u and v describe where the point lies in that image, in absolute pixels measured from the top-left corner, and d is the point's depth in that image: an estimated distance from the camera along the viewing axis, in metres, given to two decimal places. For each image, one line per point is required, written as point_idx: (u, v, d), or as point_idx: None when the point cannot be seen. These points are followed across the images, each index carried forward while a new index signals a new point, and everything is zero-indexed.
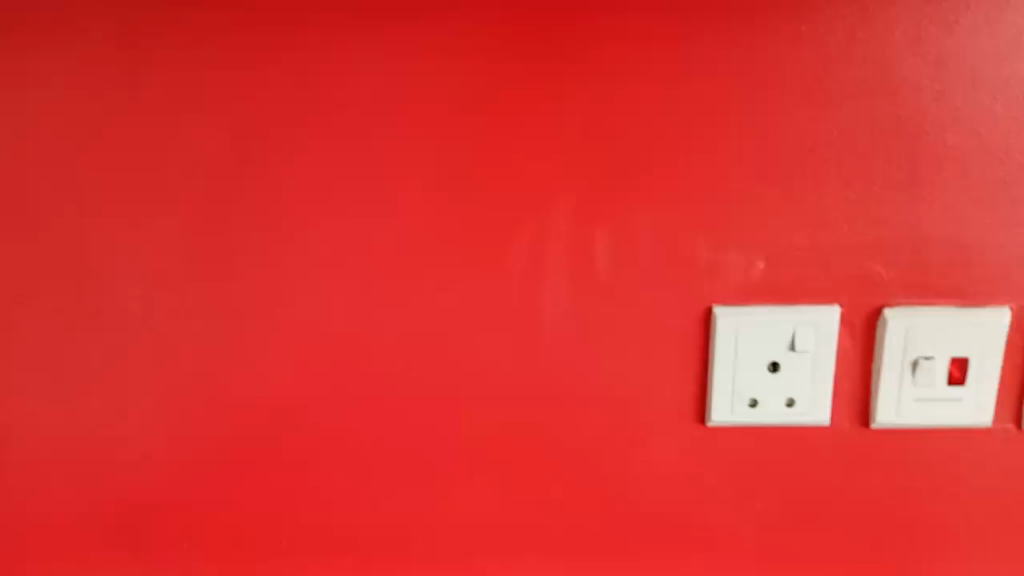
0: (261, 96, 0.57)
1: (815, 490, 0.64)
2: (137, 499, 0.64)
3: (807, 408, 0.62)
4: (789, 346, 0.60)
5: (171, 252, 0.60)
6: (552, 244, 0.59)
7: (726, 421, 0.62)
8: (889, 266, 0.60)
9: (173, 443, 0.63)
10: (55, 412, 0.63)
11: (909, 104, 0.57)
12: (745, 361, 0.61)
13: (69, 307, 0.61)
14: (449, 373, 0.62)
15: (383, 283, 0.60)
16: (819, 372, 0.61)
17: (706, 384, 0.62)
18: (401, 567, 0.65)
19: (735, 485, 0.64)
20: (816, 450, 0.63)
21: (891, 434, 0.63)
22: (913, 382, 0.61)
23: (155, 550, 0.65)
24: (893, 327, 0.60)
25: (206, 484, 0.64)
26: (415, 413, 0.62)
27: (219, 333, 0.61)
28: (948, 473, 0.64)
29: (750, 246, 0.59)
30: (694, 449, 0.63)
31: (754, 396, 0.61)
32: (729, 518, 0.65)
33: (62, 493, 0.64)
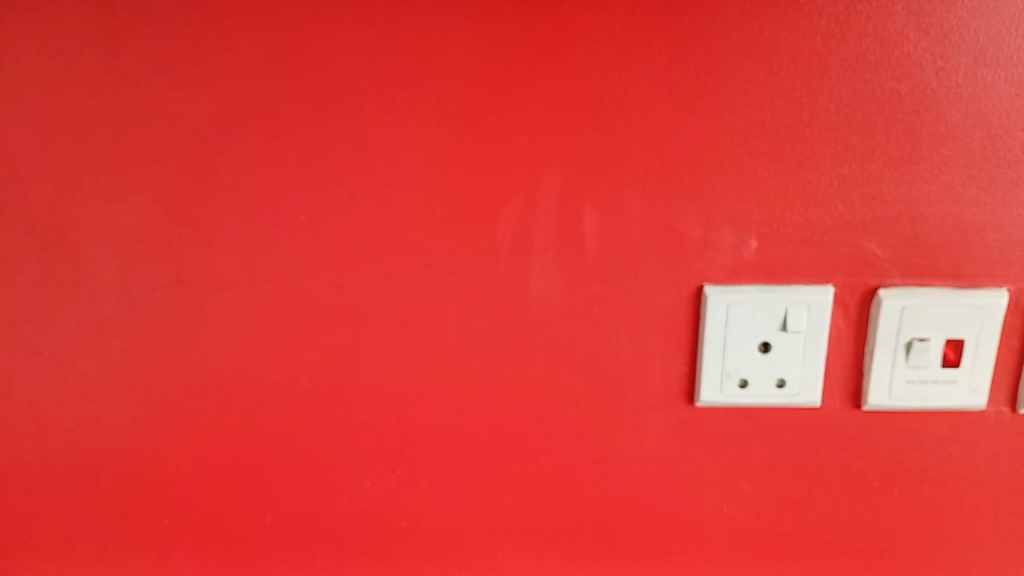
0: (243, 66, 0.56)
1: (804, 471, 0.64)
2: (121, 472, 0.64)
3: (797, 390, 0.61)
4: (780, 326, 0.59)
5: (152, 225, 0.58)
6: (540, 220, 0.58)
7: (716, 401, 0.61)
8: (885, 246, 0.59)
9: (157, 416, 0.63)
10: (37, 386, 0.62)
11: (909, 80, 0.56)
12: (735, 341, 0.60)
13: (47, 281, 0.60)
14: (435, 350, 0.61)
15: (369, 258, 0.59)
16: (810, 353, 0.60)
17: (696, 363, 0.61)
18: (388, 541, 0.65)
19: (723, 465, 0.63)
20: (806, 431, 0.63)
21: (882, 416, 0.62)
22: (906, 364, 0.60)
23: (142, 521, 0.65)
24: (887, 308, 0.59)
25: (191, 459, 0.64)
26: (401, 390, 0.62)
27: (202, 307, 0.60)
28: (940, 455, 0.63)
29: (743, 224, 0.58)
30: (683, 429, 0.63)
31: (744, 377, 0.61)
32: (716, 498, 0.64)
33: (46, 465, 0.64)
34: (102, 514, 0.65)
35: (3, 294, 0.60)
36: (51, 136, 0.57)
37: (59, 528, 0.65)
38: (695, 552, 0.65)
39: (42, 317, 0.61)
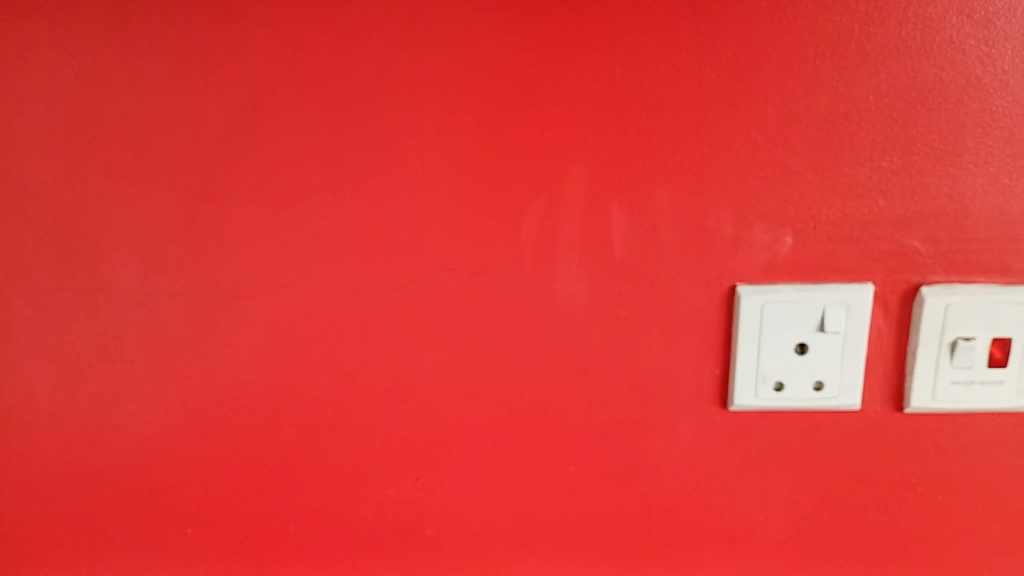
0: (259, 66, 0.54)
1: (843, 477, 0.61)
2: (142, 482, 0.63)
3: (837, 393, 0.59)
4: (817, 327, 0.57)
5: (170, 230, 0.58)
6: (565, 219, 0.56)
7: (750, 405, 0.59)
8: (927, 242, 0.56)
9: (178, 424, 0.62)
10: (57, 394, 0.62)
11: (951, 67, 0.53)
12: (770, 343, 0.58)
13: (66, 288, 0.59)
14: (458, 354, 0.59)
15: (389, 261, 0.57)
16: (849, 354, 0.58)
17: (729, 365, 0.59)
18: (412, 550, 0.64)
19: (758, 471, 0.61)
20: (845, 435, 0.60)
21: (925, 419, 0.59)
22: (951, 364, 0.57)
23: (164, 529, 0.64)
24: (930, 307, 0.56)
25: (213, 467, 0.63)
26: (425, 396, 0.60)
27: (221, 312, 0.59)
28: (987, 459, 0.60)
29: (777, 221, 0.56)
30: (715, 433, 0.60)
31: (780, 379, 0.58)
32: (750, 504, 0.62)
33: (67, 474, 0.63)
34: (124, 523, 0.64)
35: (21, 301, 0.60)
36: (67, 141, 0.56)
37: (81, 537, 0.65)
38: (728, 562, 0.63)
39: (61, 324, 0.60)
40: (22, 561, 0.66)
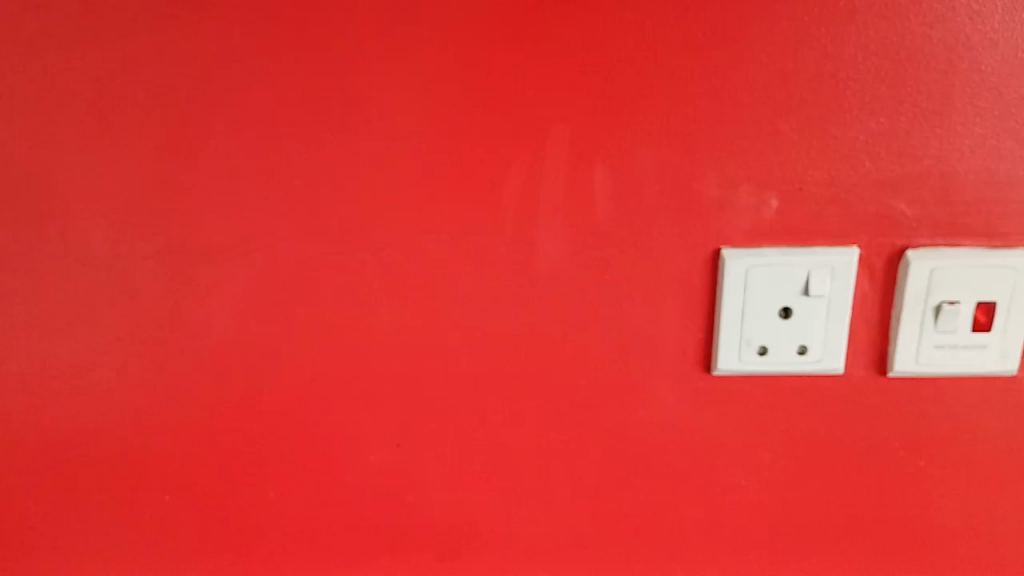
0: (231, 21, 0.53)
1: (825, 441, 0.61)
2: (119, 447, 0.62)
3: (820, 357, 0.58)
4: (802, 290, 0.56)
5: (142, 191, 0.56)
6: (547, 181, 0.55)
7: (733, 369, 0.59)
8: (913, 205, 0.55)
9: (154, 390, 0.61)
10: (28, 360, 0.60)
11: (941, 25, 0.52)
12: (755, 307, 0.57)
13: (35, 251, 0.58)
14: (439, 319, 0.58)
15: (368, 224, 0.56)
16: (834, 318, 0.57)
17: (713, 330, 0.58)
18: (394, 515, 0.64)
19: (740, 435, 0.61)
20: (828, 399, 0.60)
21: (908, 383, 0.59)
22: (935, 329, 0.57)
23: (142, 496, 0.64)
24: (916, 270, 0.56)
25: (191, 432, 0.62)
26: (405, 361, 0.60)
27: (196, 276, 0.58)
28: (969, 423, 0.60)
29: (763, 183, 0.55)
30: (698, 398, 0.60)
31: (764, 344, 0.58)
32: (732, 469, 0.62)
33: (41, 440, 0.62)
34: (102, 489, 0.63)
35: None
36: (32, 98, 0.55)
37: (58, 504, 0.64)
38: (710, 526, 0.63)
39: (31, 288, 0.59)
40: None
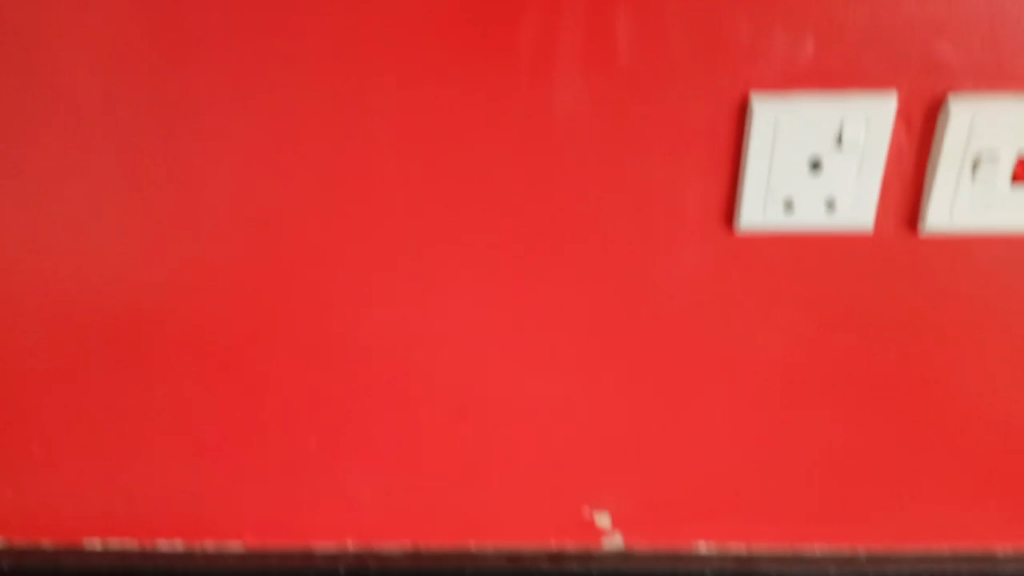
0: None
1: (849, 303, 0.59)
2: (122, 310, 0.62)
3: (847, 215, 0.56)
4: (834, 140, 0.53)
5: (140, 32, 0.54)
6: (565, 21, 0.52)
7: (757, 225, 0.56)
8: (959, 45, 0.52)
9: (160, 249, 0.60)
10: (29, 219, 0.59)
11: None
12: (782, 159, 0.54)
13: (30, 103, 0.56)
14: (451, 172, 0.57)
15: (380, 67, 0.54)
16: (866, 170, 0.54)
17: (737, 184, 0.55)
18: (403, 378, 0.63)
19: (761, 297, 0.59)
20: (853, 259, 0.58)
21: (938, 241, 0.57)
22: (974, 184, 0.54)
23: (150, 360, 0.63)
24: (955, 123, 0.53)
25: (195, 294, 0.61)
26: (414, 217, 0.58)
27: (199, 127, 0.56)
28: (999, 283, 0.58)
29: (797, 21, 0.51)
30: (718, 258, 0.58)
31: (791, 199, 0.55)
32: (750, 330, 0.60)
33: (47, 301, 0.62)
34: (103, 352, 0.63)
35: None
36: None
37: (64, 369, 0.64)
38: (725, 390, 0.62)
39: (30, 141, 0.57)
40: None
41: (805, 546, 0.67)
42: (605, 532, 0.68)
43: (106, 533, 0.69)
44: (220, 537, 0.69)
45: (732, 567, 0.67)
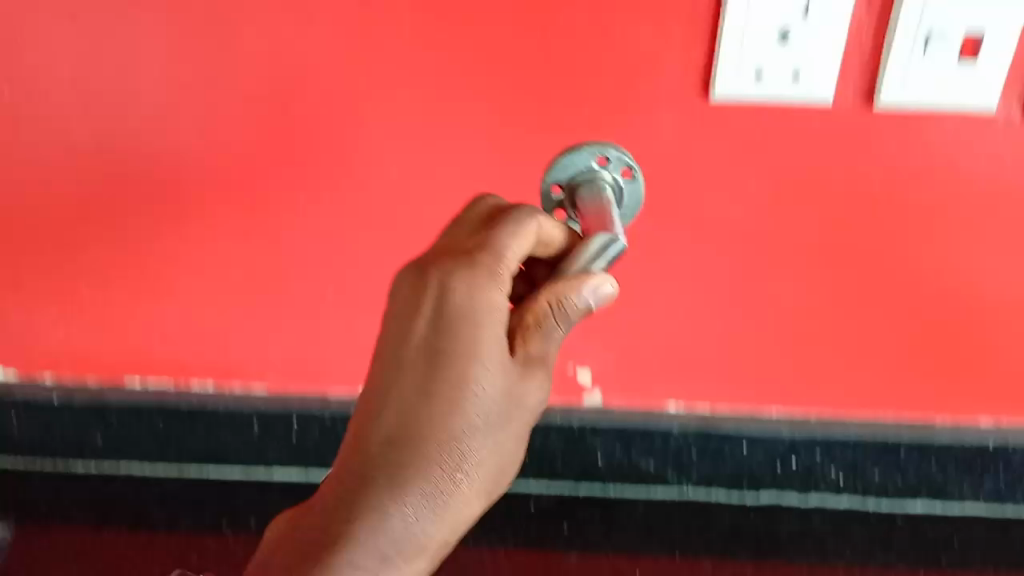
0: None
1: (820, 174, 0.62)
2: (58, 31, 0.60)
3: (833, 12, 0.54)
4: (801, 14, 0.54)
5: None
6: None
7: (732, 93, 0.58)
8: None
9: (178, 118, 0.63)
10: (54, 92, 0.62)
11: None
12: (752, 27, 0.55)
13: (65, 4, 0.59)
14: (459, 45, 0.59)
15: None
16: (835, 43, 0.55)
17: (715, 44, 0.57)
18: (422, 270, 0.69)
19: (770, 180, 0.63)
20: (814, 121, 0.60)
21: (899, 109, 0.58)
22: (925, 60, 0.55)
23: (146, 242, 0.69)
24: (941, 25, 0.53)
25: (154, 130, 0.63)
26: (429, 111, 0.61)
27: (215, 16, 0.59)
28: (973, 169, 0.60)
29: None
30: (700, 120, 0.60)
31: (759, 64, 0.56)
32: (728, 197, 0.63)
33: (58, 183, 0.66)
34: (82, 228, 0.68)
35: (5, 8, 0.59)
36: None
37: (63, 253, 0.70)
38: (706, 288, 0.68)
39: (29, 18, 0.60)
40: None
41: (763, 409, 0.73)
42: (586, 389, 0.74)
43: (145, 372, 0.76)
44: (247, 381, 0.76)
45: (698, 427, 0.73)
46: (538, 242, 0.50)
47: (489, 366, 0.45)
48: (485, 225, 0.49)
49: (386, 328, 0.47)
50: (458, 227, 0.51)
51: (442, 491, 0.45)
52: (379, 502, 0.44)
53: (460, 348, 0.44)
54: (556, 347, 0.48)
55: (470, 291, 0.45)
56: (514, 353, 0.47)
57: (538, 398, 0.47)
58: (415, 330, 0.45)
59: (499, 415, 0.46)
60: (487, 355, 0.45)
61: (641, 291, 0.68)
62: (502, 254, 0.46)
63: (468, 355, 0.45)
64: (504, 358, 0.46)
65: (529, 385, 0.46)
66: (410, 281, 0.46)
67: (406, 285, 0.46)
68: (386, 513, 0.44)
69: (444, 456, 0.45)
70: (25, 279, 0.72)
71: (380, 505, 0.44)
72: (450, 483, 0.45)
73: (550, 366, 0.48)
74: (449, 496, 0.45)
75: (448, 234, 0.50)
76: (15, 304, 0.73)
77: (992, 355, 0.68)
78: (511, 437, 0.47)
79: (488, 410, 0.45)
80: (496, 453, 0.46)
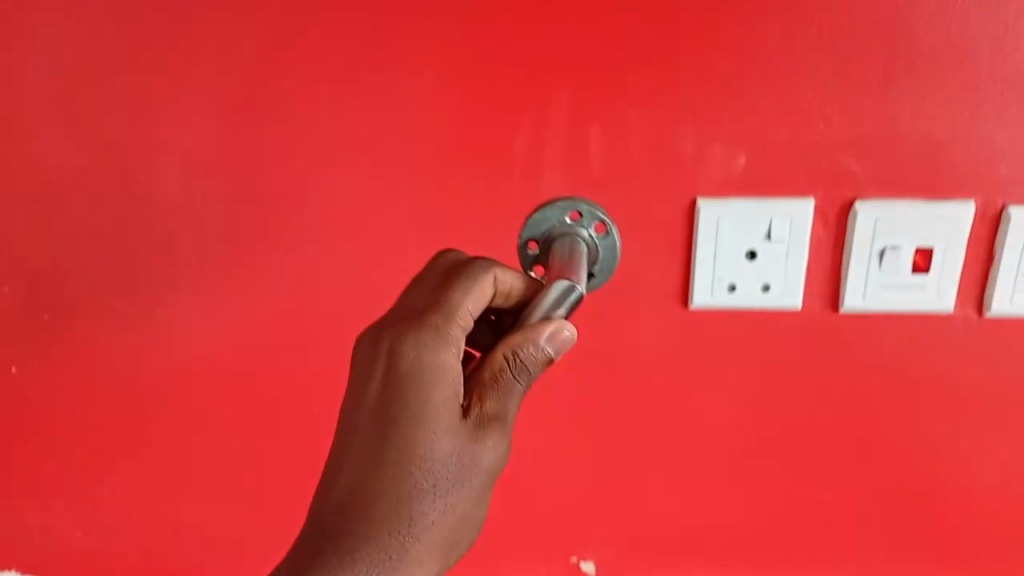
0: (292, 67, 0.62)
1: (798, 375, 0.66)
2: (117, 261, 0.69)
3: (791, 234, 0.61)
4: (765, 236, 0.61)
5: (205, 202, 0.67)
6: (551, 140, 0.61)
7: (708, 303, 0.64)
8: (862, 162, 0.59)
9: (213, 333, 0.71)
10: (105, 316, 0.72)
11: (905, 34, 0.56)
12: (723, 249, 0.62)
13: (118, 246, 0.69)
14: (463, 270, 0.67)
15: (392, 232, 0.66)
16: (795, 260, 0.62)
17: (690, 264, 0.63)
18: None
19: (751, 381, 0.67)
20: (790, 330, 0.65)
21: (864, 314, 0.63)
22: (882, 272, 0.61)
23: (179, 441, 0.76)
24: (892, 236, 0.60)
25: (192, 346, 0.72)
26: None
27: (249, 251, 0.68)
28: (941, 367, 0.65)
29: (733, 141, 0.60)
30: (681, 329, 0.66)
31: (733, 280, 0.63)
32: (714, 397, 0.68)
33: (105, 391, 0.74)
34: (122, 431, 0.76)
35: (68, 251, 0.69)
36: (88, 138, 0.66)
37: (102, 453, 0.77)
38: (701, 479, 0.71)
39: (89, 259, 0.70)
40: (23, 440, 0.77)
41: None
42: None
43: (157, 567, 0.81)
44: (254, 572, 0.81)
45: None
46: (494, 289, 0.54)
47: (437, 427, 0.47)
48: (440, 284, 0.53)
49: (351, 398, 0.49)
50: (414, 288, 0.54)
51: (408, 543, 0.46)
52: (337, 570, 0.45)
53: (407, 413, 0.47)
54: (516, 406, 0.48)
55: (422, 348, 0.48)
56: (468, 414, 0.48)
57: (496, 456, 0.48)
58: (377, 390, 0.48)
59: (454, 476, 0.47)
60: (436, 419, 0.47)
61: (638, 479, 0.72)
62: (452, 315, 0.50)
63: (416, 419, 0.47)
64: (454, 419, 0.47)
65: (481, 446, 0.47)
66: (369, 347, 0.49)
67: (366, 355, 0.50)
68: (347, 575, 0.45)
69: (398, 516, 0.46)
70: (73, 476, 0.78)
71: (339, 572, 0.45)
72: (407, 542, 0.46)
73: (507, 424, 0.48)
74: (409, 548, 0.46)
75: (404, 297, 0.54)
76: (60, 500, 0.79)
77: (983, 534, 0.70)
78: (470, 498, 0.48)
79: (444, 469, 0.46)
80: (460, 506, 0.48)
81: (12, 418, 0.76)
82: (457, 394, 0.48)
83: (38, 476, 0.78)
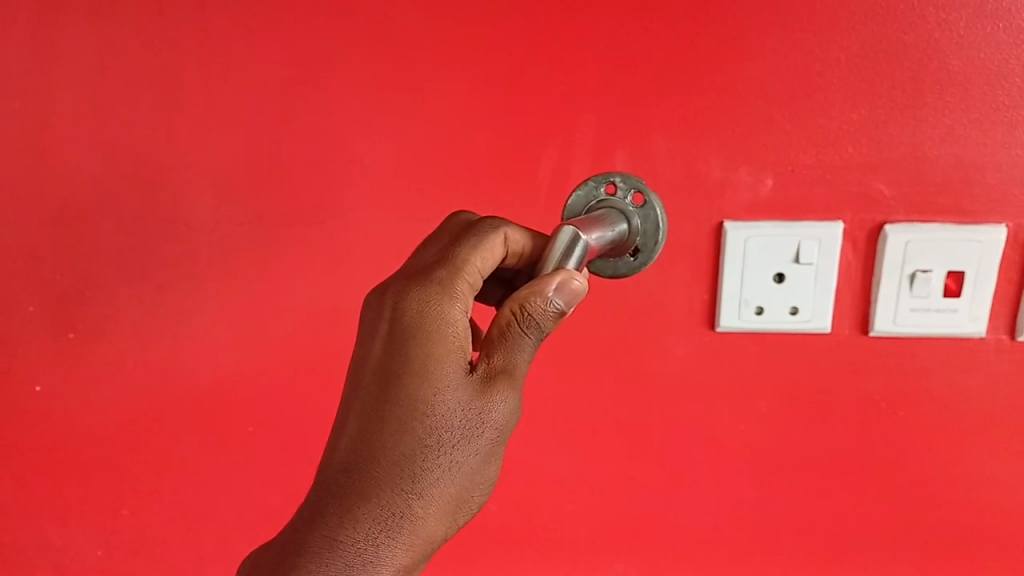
0: (316, 90, 0.62)
1: (825, 401, 0.66)
2: (141, 282, 0.70)
3: (820, 257, 0.60)
4: (793, 258, 0.61)
5: (226, 222, 0.67)
6: (576, 163, 0.61)
7: (735, 326, 0.63)
8: (891, 184, 0.59)
9: (234, 353, 0.72)
10: (127, 337, 0.72)
11: (935, 55, 0.56)
12: (750, 272, 0.62)
13: (141, 267, 0.69)
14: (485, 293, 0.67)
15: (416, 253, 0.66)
16: (823, 283, 0.61)
17: (716, 288, 0.63)
18: None
19: (777, 406, 0.66)
20: (819, 355, 0.64)
21: (893, 338, 0.63)
22: (912, 295, 0.60)
23: (199, 461, 0.76)
24: (922, 257, 0.59)
25: (214, 367, 0.72)
26: None
27: (271, 272, 0.68)
28: (973, 392, 0.64)
29: (760, 163, 0.59)
30: (706, 353, 0.65)
31: (761, 303, 0.62)
32: (740, 421, 0.67)
33: (126, 412, 0.75)
34: (144, 450, 0.76)
35: (91, 272, 0.70)
36: (114, 158, 0.66)
37: (122, 472, 0.77)
38: (726, 503, 0.70)
39: (110, 278, 0.70)
40: (46, 458, 0.77)
41: None
42: None
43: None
44: None
45: None
46: (506, 248, 0.51)
47: (440, 380, 0.44)
48: (452, 239, 0.50)
49: (357, 359, 0.47)
50: (427, 247, 0.52)
51: (411, 502, 0.44)
52: (337, 530, 0.43)
53: (409, 367, 0.44)
54: (526, 360, 0.45)
55: (424, 300, 0.46)
56: (476, 369, 0.45)
57: (505, 412, 0.45)
58: (382, 347, 0.46)
59: (459, 432, 0.44)
60: (439, 374, 0.44)
61: (662, 502, 0.71)
62: (459, 269, 0.47)
63: (418, 372, 0.44)
64: (458, 372, 0.44)
65: (488, 400, 0.44)
66: (376, 304, 0.47)
67: (371, 311, 0.48)
68: (347, 534, 0.43)
69: (401, 472, 0.43)
70: (97, 494, 0.78)
71: (339, 532, 0.43)
72: (409, 503, 0.44)
73: (517, 379, 0.45)
74: (410, 509, 0.43)
75: (416, 254, 0.52)
76: (83, 517, 0.79)
77: (1014, 565, 0.69)
78: (477, 456, 0.45)
79: (447, 424, 0.44)
80: (466, 465, 0.45)
81: (36, 436, 0.76)
82: (463, 349, 0.45)
83: (62, 493, 0.79)
